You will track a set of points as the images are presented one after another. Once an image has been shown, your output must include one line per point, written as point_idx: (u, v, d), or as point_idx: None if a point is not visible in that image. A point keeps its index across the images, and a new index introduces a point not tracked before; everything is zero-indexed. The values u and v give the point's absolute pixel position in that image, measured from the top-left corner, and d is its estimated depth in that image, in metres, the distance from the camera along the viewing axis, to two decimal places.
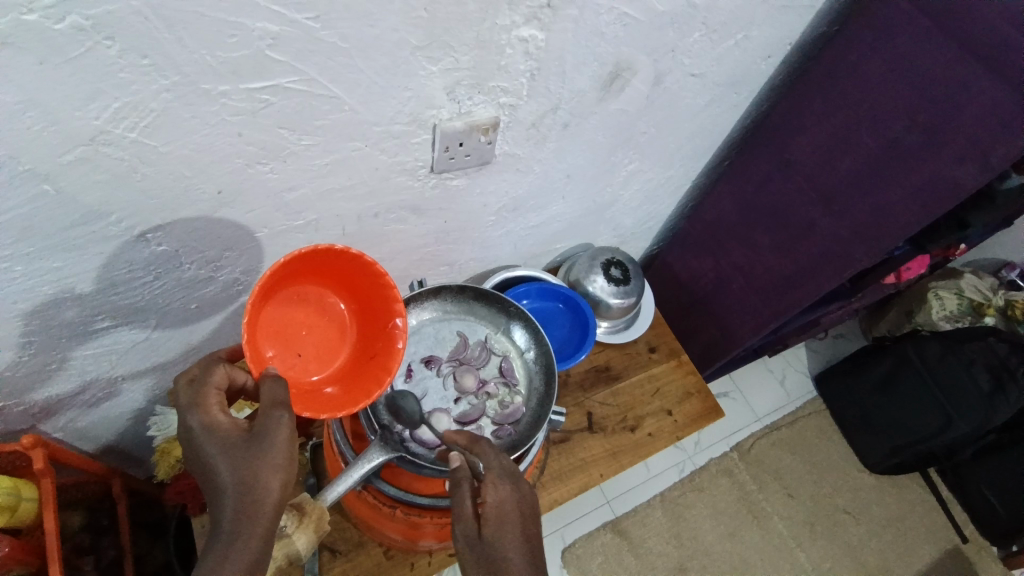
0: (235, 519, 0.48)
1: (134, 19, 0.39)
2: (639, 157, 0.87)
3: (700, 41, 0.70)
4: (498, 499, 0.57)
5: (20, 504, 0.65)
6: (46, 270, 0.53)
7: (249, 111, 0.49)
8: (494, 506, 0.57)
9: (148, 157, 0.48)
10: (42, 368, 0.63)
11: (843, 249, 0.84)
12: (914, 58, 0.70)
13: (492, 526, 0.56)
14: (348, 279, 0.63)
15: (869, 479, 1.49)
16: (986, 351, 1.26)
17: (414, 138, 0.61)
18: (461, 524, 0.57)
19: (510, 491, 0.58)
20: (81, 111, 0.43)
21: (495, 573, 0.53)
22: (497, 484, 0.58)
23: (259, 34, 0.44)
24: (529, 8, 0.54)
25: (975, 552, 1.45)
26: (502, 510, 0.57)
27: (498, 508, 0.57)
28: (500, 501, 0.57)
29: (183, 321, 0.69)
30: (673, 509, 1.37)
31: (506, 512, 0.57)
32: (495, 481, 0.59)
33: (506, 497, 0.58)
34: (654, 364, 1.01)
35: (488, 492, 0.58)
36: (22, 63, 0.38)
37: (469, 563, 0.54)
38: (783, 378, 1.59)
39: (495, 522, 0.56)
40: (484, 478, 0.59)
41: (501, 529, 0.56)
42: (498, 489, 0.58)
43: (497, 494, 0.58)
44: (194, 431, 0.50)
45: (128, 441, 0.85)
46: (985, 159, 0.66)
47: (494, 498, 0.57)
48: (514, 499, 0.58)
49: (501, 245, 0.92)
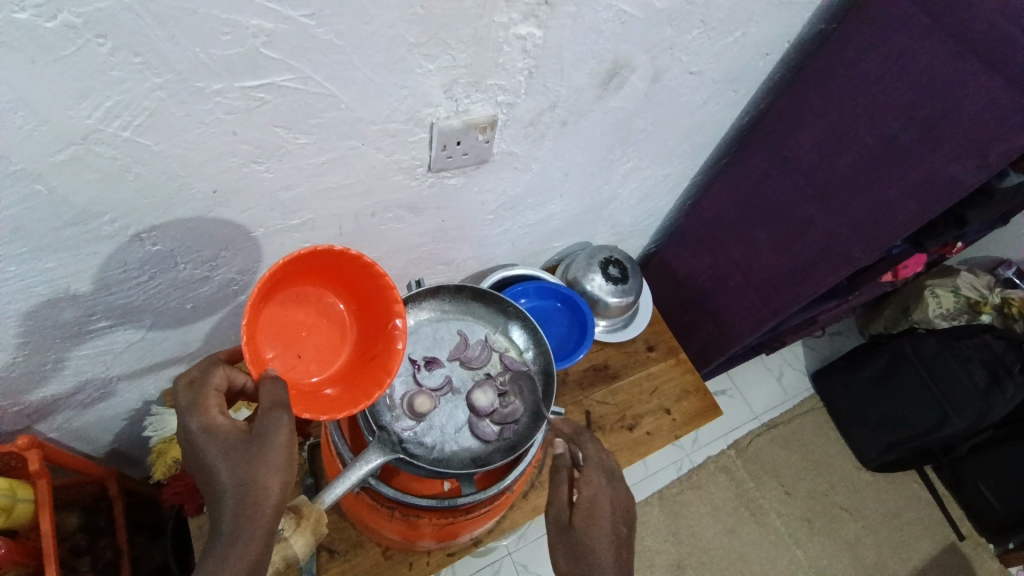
0: (236, 519, 0.48)
1: (126, 17, 0.39)
2: (637, 155, 0.86)
3: (698, 38, 0.70)
4: (591, 495, 0.66)
5: (16, 506, 0.64)
6: (39, 271, 0.52)
7: (244, 109, 0.49)
8: (588, 501, 0.66)
9: (140, 155, 0.48)
10: (38, 368, 0.62)
11: (840, 246, 0.84)
12: (912, 54, 0.70)
13: (584, 519, 0.65)
14: (347, 278, 0.62)
15: (866, 476, 1.50)
16: (983, 347, 1.26)
17: (411, 136, 0.61)
18: (558, 508, 0.67)
19: (607, 489, 0.67)
20: (73, 109, 0.42)
21: (584, 558, 0.62)
22: (593, 481, 0.67)
23: (253, 31, 0.43)
24: (527, 6, 0.54)
25: (972, 549, 1.45)
26: (595, 505, 0.66)
27: (592, 501, 0.66)
28: (593, 495, 0.66)
29: (179, 321, 0.68)
30: (671, 507, 1.37)
31: (599, 507, 0.65)
32: (592, 476, 0.67)
33: (601, 493, 0.66)
34: (653, 362, 1.01)
35: (584, 486, 0.67)
36: (14, 61, 0.38)
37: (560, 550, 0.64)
38: (781, 375, 1.59)
39: (587, 513, 0.65)
40: (582, 470, 0.68)
41: (593, 520, 0.64)
42: (593, 484, 0.67)
43: (591, 489, 0.66)
44: (193, 433, 0.50)
45: (124, 442, 0.85)
46: (984, 155, 0.66)
47: (588, 493, 0.66)
48: (608, 495, 0.66)
49: (499, 243, 0.91)
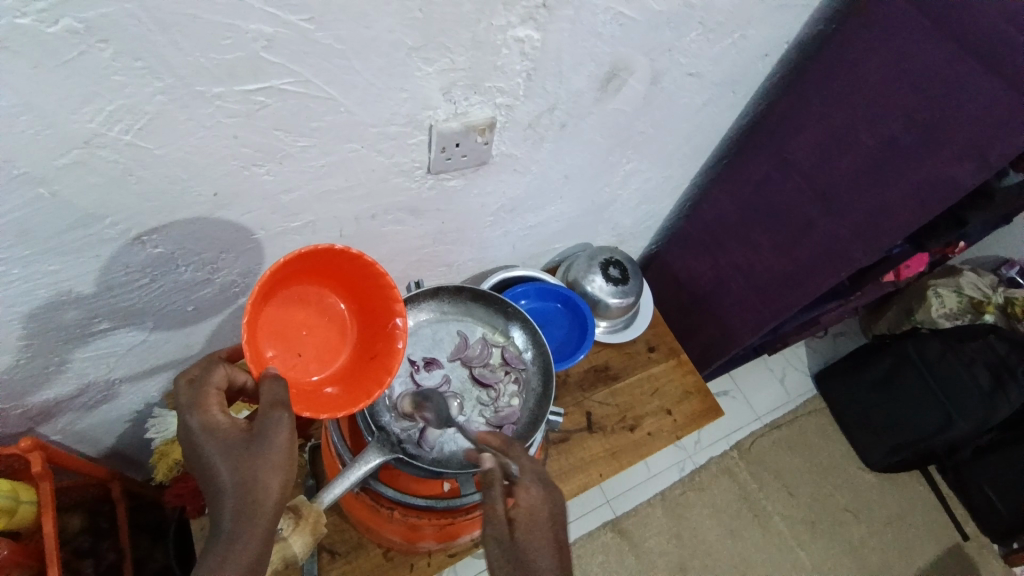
0: (234, 520, 0.48)
1: (128, 22, 0.39)
2: (637, 156, 0.86)
3: (697, 40, 0.70)
4: (530, 503, 0.56)
5: (18, 508, 0.65)
6: (42, 274, 0.53)
7: (244, 113, 0.49)
8: (526, 511, 0.56)
9: (143, 159, 0.48)
10: (41, 371, 0.63)
11: (841, 247, 0.84)
12: (911, 55, 0.70)
13: (524, 530, 0.55)
14: (348, 279, 0.63)
15: (869, 477, 1.49)
16: (986, 350, 1.26)
17: (411, 139, 0.61)
18: (492, 526, 0.55)
19: (544, 496, 0.57)
20: (76, 114, 0.43)
21: None
22: (529, 488, 0.57)
23: (254, 35, 0.44)
24: (525, 9, 0.54)
25: (976, 550, 1.45)
26: (534, 513, 0.56)
27: (530, 511, 0.56)
28: (531, 503, 0.56)
29: (182, 322, 0.69)
30: (673, 508, 1.37)
31: (539, 517, 0.56)
32: (528, 482, 0.58)
33: (539, 502, 0.57)
34: (654, 363, 1.01)
35: (521, 493, 0.57)
36: (17, 67, 0.38)
37: (498, 563, 0.53)
38: (783, 376, 1.58)
39: (527, 524, 0.55)
40: (519, 479, 0.58)
41: (533, 532, 0.55)
42: (531, 491, 0.57)
43: (529, 496, 0.57)
44: (193, 432, 0.50)
45: (127, 444, 0.85)
46: (984, 157, 0.66)
47: (526, 499, 0.56)
48: (547, 503, 0.57)
49: (499, 245, 0.92)
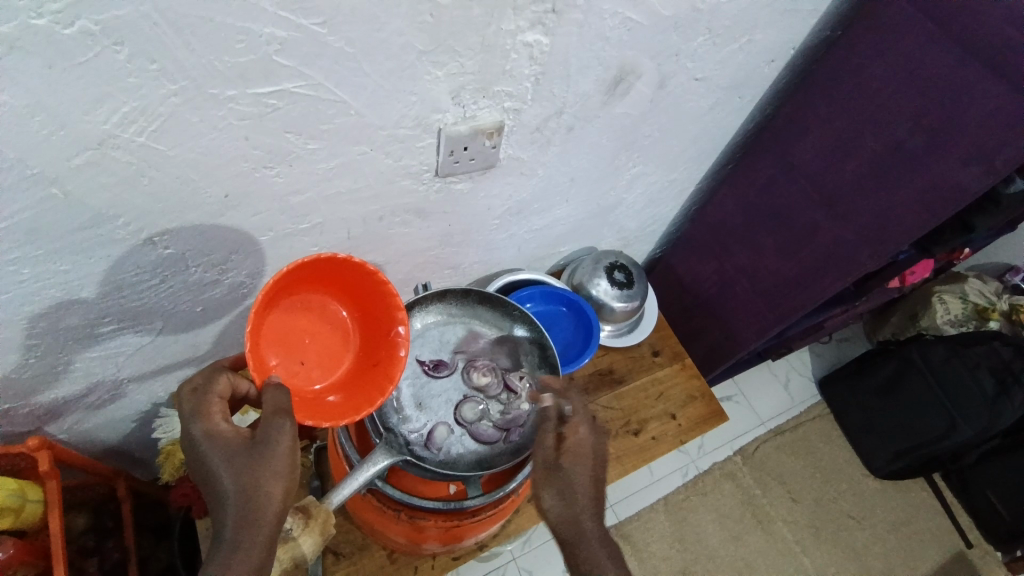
0: (236, 527, 0.48)
1: (142, 24, 0.40)
2: (643, 160, 0.87)
3: (704, 45, 0.71)
4: (578, 440, 0.65)
5: (25, 506, 0.65)
6: (53, 273, 0.53)
7: (256, 115, 0.49)
8: (576, 445, 0.64)
9: (155, 160, 0.49)
10: (49, 369, 0.63)
11: (848, 252, 0.84)
12: (918, 62, 0.70)
13: (571, 460, 0.63)
14: (349, 286, 0.63)
15: (873, 483, 1.49)
16: (990, 354, 1.27)
17: (420, 141, 0.61)
18: (543, 451, 0.65)
19: (592, 439, 0.65)
20: (90, 114, 0.43)
21: (568, 497, 0.61)
22: (581, 428, 0.65)
23: (267, 38, 0.44)
24: (534, 13, 0.54)
25: (979, 557, 1.44)
26: (581, 450, 0.64)
27: (578, 446, 0.64)
28: (580, 441, 0.65)
29: (190, 324, 0.69)
30: (676, 513, 1.36)
31: (584, 454, 0.64)
32: (579, 424, 0.66)
33: (587, 440, 0.65)
34: (658, 367, 1.01)
35: (571, 431, 0.65)
36: (33, 67, 0.39)
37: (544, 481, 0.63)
38: (787, 381, 1.58)
39: (573, 456, 0.64)
40: (570, 419, 0.66)
41: (577, 464, 0.63)
42: (579, 431, 0.65)
43: (578, 435, 0.65)
44: (196, 440, 0.50)
45: (133, 443, 0.86)
46: (990, 162, 0.66)
47: (574, 437, 0.65)
48: (593, 445, 0.65)
49: (505, 248, 0.92)
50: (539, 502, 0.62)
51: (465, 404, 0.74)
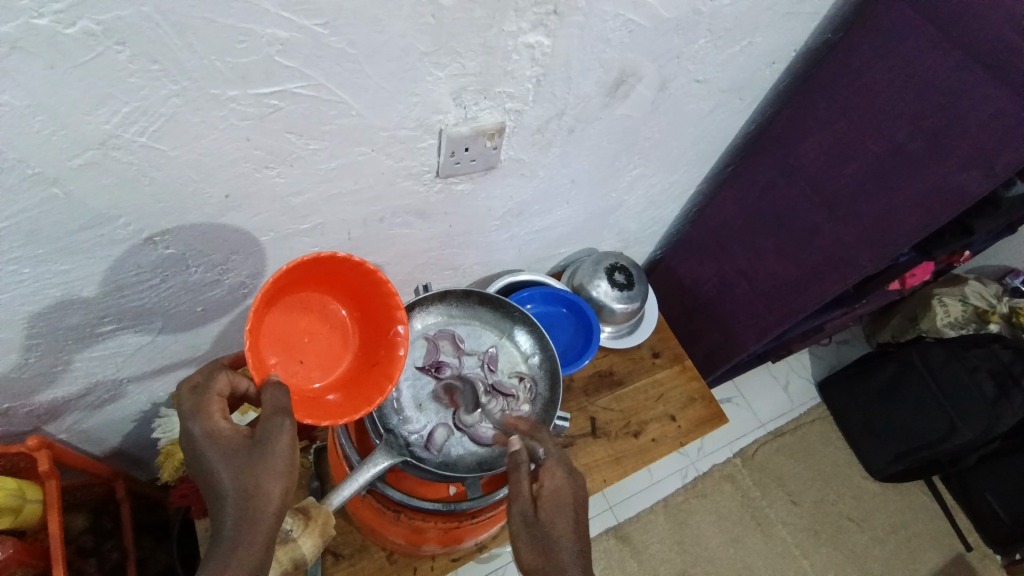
0: (236, 527, 0.48)
1: (144, 25, 0.40)
2: (644, 162, 0.87)
3: (705, 47, 0.71)
4: (555, 486, 0.61)
5: (24, 507, 0.65)
6: (53, 273, 0.53)
7: (257, 116, 0.50)
8: (553, 492, 0.61)
9: (156, 160, 0.49)
10: (48, 370, 0.63)
11: (847, 255, 0.84)
12: (918, 65, 0.70)
13: (549, 510, 0.60)
14: (349, 286, 0.63)
15: (873, 485, 1.49)
16: (991, 358, 1.25)
17: (420, 142, 0.61)
18: (519, 504, 0.60)
19: (569, 481, 0.62)
20: (92, 115, 0.43)
21: (548, 554, 0.57)
22: (555, 472, 0.62)
23: (269, 40, 0.44)
24: (536, 15, 0.54)
25: (978, 560, 1.44)
26: (559, 496, 0.61)
27: (555, 493, 0.61)
28: (556, 487, 0.61)
29: (190, 324, 0.69)
30: (676, 515, 1.36)
31: (562, 499, 0.61)
32: (554, 467, 0.63)
33: (563, 485, 0.62)
34: (658, 369, 1.01)
35: (546, 478, 0.62)
36: (35, 68, 0.39)
37: (524, 539, 0.59)
38: (787, 383, 1.58)
39: (551, 505, 0.60)
40: (544, 463, 0.63)
41: (556, 513, 0.60)
42: (556, 476, 0.62)
43: (554, 480, 0.62)
44: (196, 438, 0.50)
45: (132, 443, 0.86)
46: (990, 166, 0.66)
47: (550, 484, 0.62)
48: (570, 488, 0.62)
49: (505, 249, 0.92)
50: (518, 562, 0.58)
51: (465, 406, 0.74)
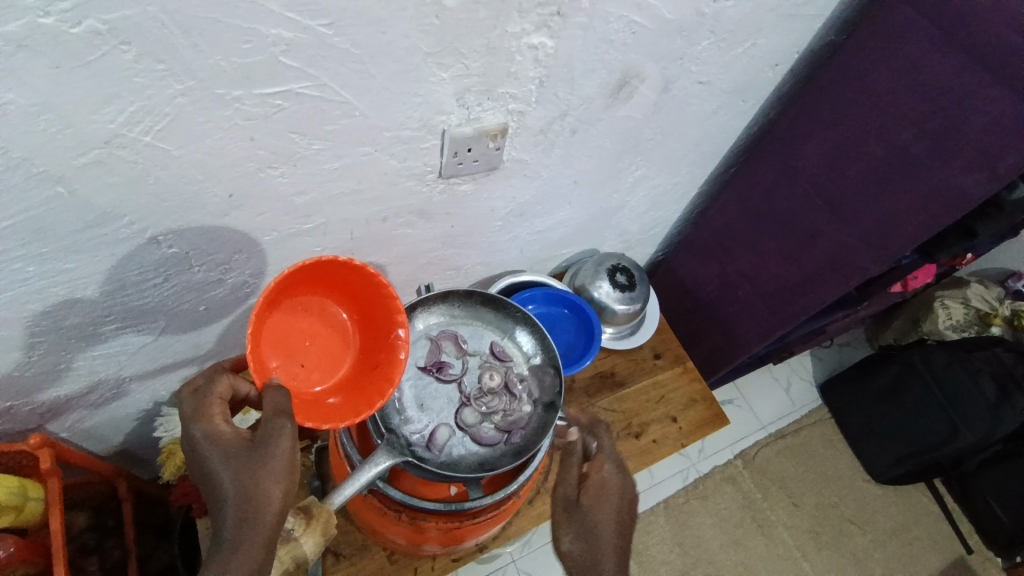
0: (237, 528, 0.48)
1: (150, 25, 0.40)
2: (646, 163, 0.87)
3: (708, 49, 0.71)
4: (600, 479, 0.70)
5: (26, 505, 0.65)
6: (56, 272, 0.53)
7: (261, 116, 0.50)
8: (599, 483, 0.69)
9: (160, 160, 0.49)
10: (50, 368, 0.63)
11: (850, 257, 0.84)
12: (921, 67, 0.70)
13: (592, 498, 0.68)
14: (349, 288, 0.63)
15: (874, 488, 1.49)
16: (994, 361, 1.27)
17: (423, 143, 0.61)
18: (566, 487, 0.70)
19: (616, 476, 0.70)
20: (96, 114, 0.43)
21: (588, 535, 0.66)
22: (605, 466, 0.71)
23: (273, 40, 0.44)
24: (540, 16, 0.54)
25: (979, 564, 1.44)
26: (603, 487, 0.69)
27: (600, 484, 0.69)
28: (602, 479, 0.70)
29: (192, 323, 0.69)
30: (677, 517, 1.36)
31: (606, 491, 0.69)
32: (604, 462, 0.71)
33: (610, 479, 0.70)
34: (659, 370, 1.01)
35: (595, 470, 0.70)
36: (40, 67, 0.39)
37: (567, 519, 0.67)
38: (788, 385, 1.58)
39: (595, 493, 0.69)
40: (596, 456, 0.72)
41: (599, 502, 0.68)
42: (604, 468, 0.70)
43: (601, 472, 0.70)
44: (196, 440, 0.51)
45: (134, 442, 0.86)
46: (993, 168, 0.66)
47: (598, 473, 0.70)
48: (616, 483, 0.70)
49: (507, 250, 0.92)
50: (557, 542, 0.67)
51: (466, 407, 0.74)
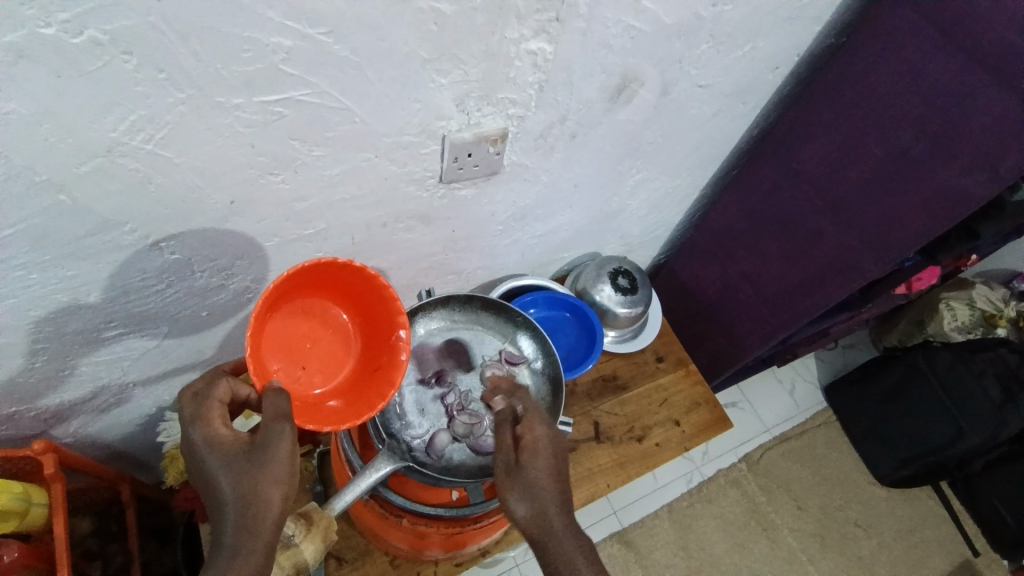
0: (235, 532, 0.49)
1: (147, 34, 0.40)
2: (647, 166, 0.87)
3: (707, 53, 0.71)
4: (533, 435, 0.61)
5: (30, 510, 0.65)
6: (59, 278, 0.54)
7: (262, 123, 0.50)
8: (532, 440, 0.61)
9: (161, 167, 0.49)
10: (54, 374, 0.64)
11: (852, 260, 0.84)
12: (923, 68, 0.70)
13: (529, 456, 0.60)
14: (351, 291, 0.63)
15: (879, 491, 1.48)
16: (997, 361, 1.26)
17: (423, 148, 0.62)
18: (502, 454, 0.61)
19: (549, 432, 0.62)
20: (98, 122, 0.43)
21: (532, 495, 0.57)
22: (535, 424, 0.62)
23: (273, 48, 0.45)
24: (537, 22, 0.55)
25: (987, 566, 1.42)
26: (539, 445, 0.61)
27: (534, 441, 0.61)
28: (536, 437, 0.61)
29: (195, 328, 0.70)
30: (680, 521, 1.36)
31: (541, 446, 0.60)
32: (533, 420, 0.63)
33: (541, 435, 0.61)
34: (661, 373, 1.00)
35: (527, 429, 0.62)
36: (42, 77, 0.39)
37: (507, 485, 0.59)
38: (792, 388, 1.57)
39: (531, 452, 0.60)
40: (525, 417, 0.63)
41: (535, 458, 0.59)
42: (537, 429, 0.62)
43: (534, 431, 0.62)
44: (196, 444, 0.51)
45: (137, 447, 0.86)
46: (994, 169, 0.66)
47: (532, 435, 0.61)
48: (549, 437, 0.61)
49: (509, 254, 0.92)
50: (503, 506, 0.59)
51: (455, 418, 0.73)
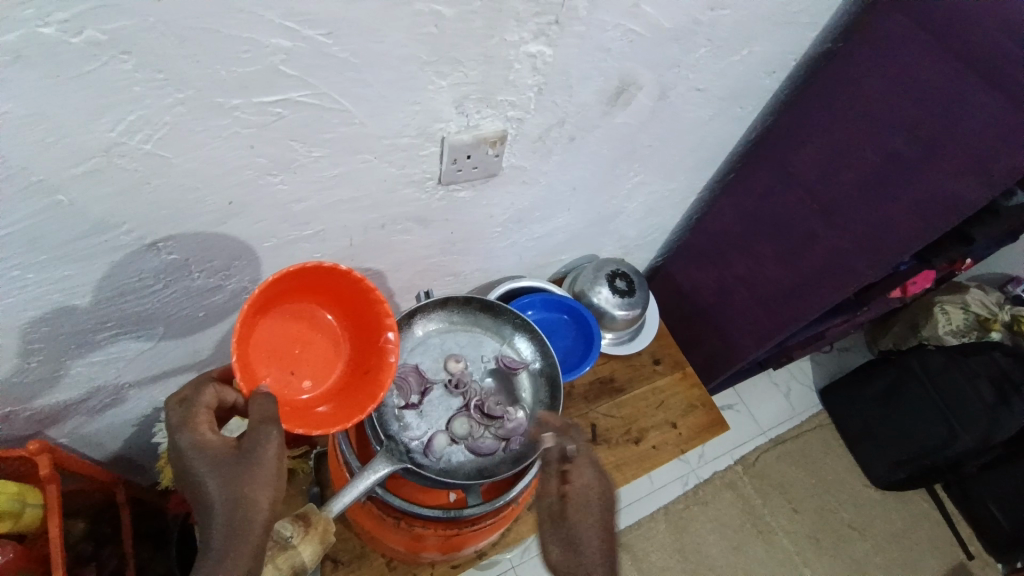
0: (224, 537, 0.47)
1: (146, 35, 0.40)
2: (644, 169, 0.87)
3: (705, 56, 0.71)
4: (583, 483, 0.62)
5: (24, 511, 0.65)
6: (54, 279, 0.53)
7: (260, 124, 0.50)
8: (579, 490, 0.62)
9: (159, 168, 0.49)
10: (49, 374, 0.63)
11: (845, 263, 0.84)
12: (914, 73, 0.70)
13: (575, 508, 0.60)
14: (339, 293, 0.63)
15: (874, 494, 1.48)
16: (989, 363, 1.27)
17: (421, 150, 0.62)
18: (547, 499, 0.62)
19: (598, 479, 0.63)
20: (95, 123, 0.43)
21: (575, 551, 0.58)
22: (584, 471, 0.63)
23: (272, 49, 0.45)
24: (537, 25, 0.55)
25: (981, 569, 1.43)
26: (586, 495, 0.62)
27: (583, 491, 0.62)
28: (585, 486, 0.62)
29: (191, 329, 0.69)
30: (677, 523, 1.36)
31: (591, 497, 0.61)
32: (581, 466, 0.64)
33: (591, 483, 0.62)
34: (659, 376, 1.01)
35: (575, 476, 0.63)
36: (39, 77, 0.39)
37: (553, 539, 0.59)
38: (788, 391, 1.58)
39: (577, 503, 0.61)
40: (572, 462, 0.64)
41: (581, 511, 0.60)
42: (585, 475, 0.63)
43: (581, 478, 0.63)
44: (183, 449, 0.51)
45: (132, 448, 0.86)
46: (986, 173, 0.66)
47: (579, 483, 0.62)
48: (598, 486, 0.62)
49: (506, 256, 0.92)
50: (546, 556, 0.59)
51: (455, 421, 0.74)
